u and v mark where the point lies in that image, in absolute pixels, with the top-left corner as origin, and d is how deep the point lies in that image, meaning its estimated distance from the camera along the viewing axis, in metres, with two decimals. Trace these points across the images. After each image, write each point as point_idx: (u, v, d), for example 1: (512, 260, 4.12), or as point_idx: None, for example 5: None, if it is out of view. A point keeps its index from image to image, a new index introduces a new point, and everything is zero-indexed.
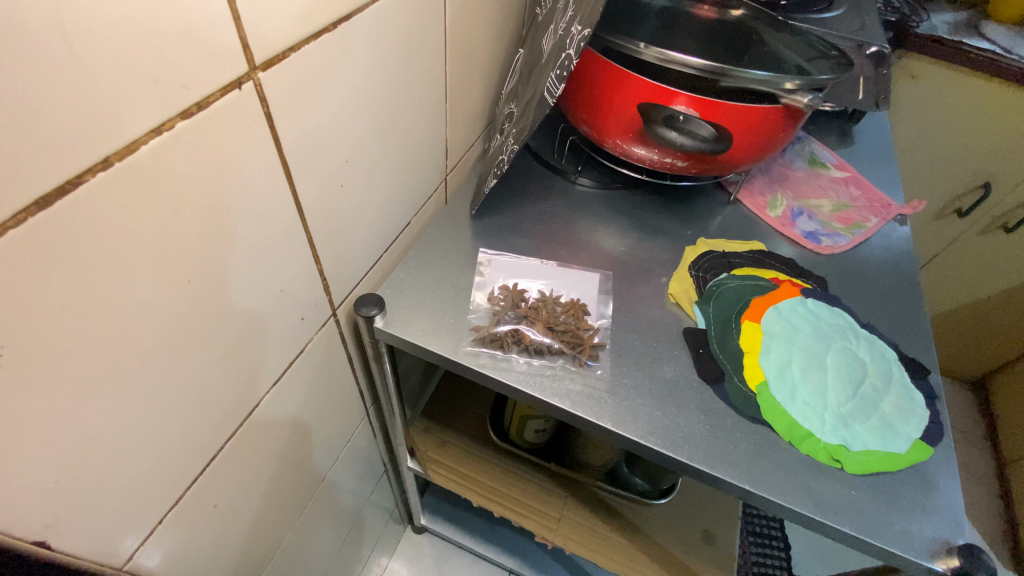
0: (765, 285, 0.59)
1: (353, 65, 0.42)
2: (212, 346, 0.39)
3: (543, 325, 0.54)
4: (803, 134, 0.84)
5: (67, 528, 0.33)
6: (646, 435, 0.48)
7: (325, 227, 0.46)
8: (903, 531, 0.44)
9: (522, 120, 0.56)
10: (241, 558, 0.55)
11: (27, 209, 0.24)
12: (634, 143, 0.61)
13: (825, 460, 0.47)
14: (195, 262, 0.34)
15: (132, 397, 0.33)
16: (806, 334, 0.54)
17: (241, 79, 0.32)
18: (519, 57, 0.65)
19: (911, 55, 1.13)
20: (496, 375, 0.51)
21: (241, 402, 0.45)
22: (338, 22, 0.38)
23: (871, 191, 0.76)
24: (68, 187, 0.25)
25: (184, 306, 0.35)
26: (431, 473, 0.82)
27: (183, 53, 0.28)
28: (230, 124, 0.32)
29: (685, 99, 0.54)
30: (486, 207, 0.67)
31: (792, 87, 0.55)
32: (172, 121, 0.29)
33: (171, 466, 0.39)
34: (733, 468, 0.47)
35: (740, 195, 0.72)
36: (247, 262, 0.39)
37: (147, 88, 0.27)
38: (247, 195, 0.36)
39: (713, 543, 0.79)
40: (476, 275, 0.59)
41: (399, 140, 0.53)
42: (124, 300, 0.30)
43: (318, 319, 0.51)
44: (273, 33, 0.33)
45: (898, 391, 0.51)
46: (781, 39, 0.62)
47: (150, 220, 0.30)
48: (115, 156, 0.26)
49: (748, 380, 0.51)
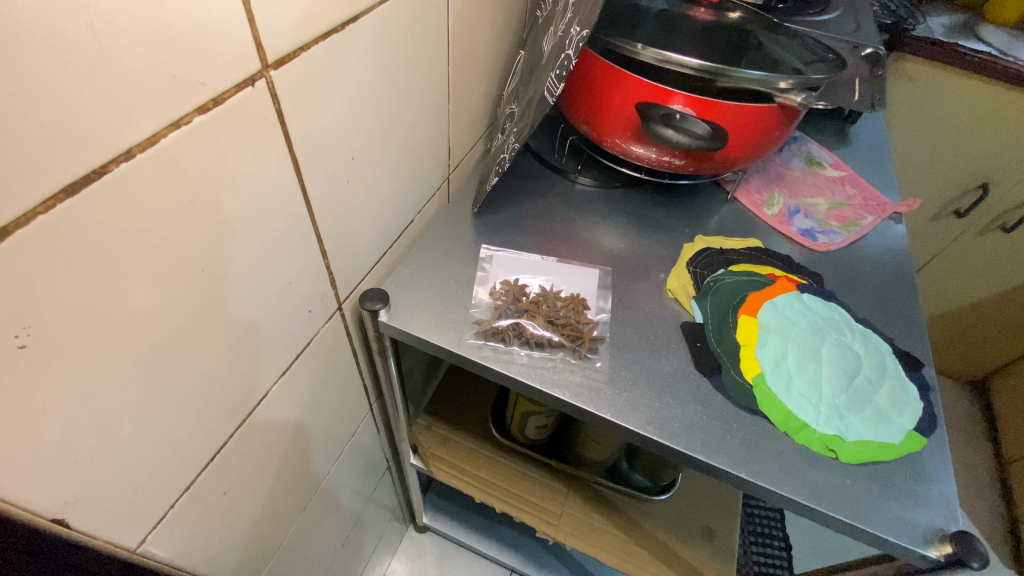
0: (761, 281, 0.60)
1: (359, 63, 0.43)
2: (222, 335, 0.40)
3: (543, 319, 0.55)
4: (799, 134, 0.86)
5: (84, 508, 0.34)
6: (644, 425, 0.49)
7: (331, 222, 0.48)
8: (896, 518, 0.45)
9: (523, 119, 0.58)
10: (248, 546, 0.56)
11: (56, 195, 0.25)
12: (632, 142, 0.62)
13: (819, 450, 0.48)
14: (207, 252, 0.35)
15: (147, 381, 0.35)
16: (801, 328, 0.55)
17: (255, 78, 0.33)
18: (520, 58, 0.66)
19: (906, 56, 1.15)
20: (498, 367, 0.52)
21: (250, 391, 0.46)
22: (345, 24, 0.40)
23: (867, 190, 0.77)
24: (94, 176, 0.26)
25: (197, 294, 0.36)
26: (433, 470, 0.83)
27: (201, 52, 0.29)
28: (242, 120, 0.34)
29: (681, 98, 0.55)
30: (489, 205, 0.69)
31: (786, 86, 0.56)
32: (190, 115, 0.30)
33: (182, 451, 0.40)
34: (729, 457, 0.48)
35: (737, 194, 0.74)
36: (256, 256, 0.40)
37: (166, 83, 0.28)
38: (256, 190, 0.38)
39: (713, 539, 0.80)
40: (478, 271, 0.61)
41: (404, 138, 0.54)
42: (139, 287, 0.32)
43: (324, 312, 0.52)
44: (285, 33, 0.34)
45: (891, 384, 0.52)
46: (777, 41, 0.63)
47: (166, 210, 0.31)
48: (137, 148, 0.28)
49: (743, 372, 0.52)
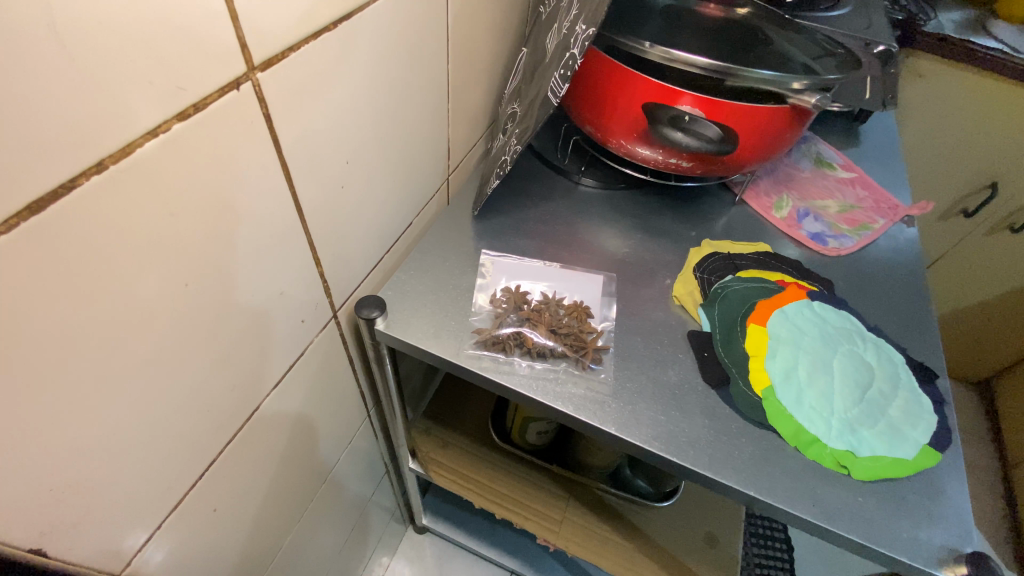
0: (771, 288, 0.58)
1: (353, 63, 0.41)
2: (212, 350, 0.38)
3: (545, 328, 0.53)
4: (809, 134, 0.84)
5: (62, 536, 0.32)
6: (649, 440, 0.48)
7: (325, 229, 0.46)
8: (911, 539, 0.44)
9: (525, 120, 0.56)
10: (241, 560, 0.54)
11: (19, 213, 0.23)
12: (639, 143, 0.60)
13: (831, 466, 0.47)
14: (193, 266, 0.33)
15: (130, 402, 0.33)
16: (812, 338, 0.53)
17: (240, 80, 0.31)
18: (522, 56, 0.64)
19: (917, 54, 1.13)
20: (498, 378, 0.51)
21: (241, 405, 0.44)
22: (339, 22, 0.37)
23: (878, 192, 0.75)
24: (61, 191, 0.24)
25: (183, 310, 0.34)
26: (432, 474, 0.82)
27: (179, 52, 0.27)
28: (228, 125, 0.32)
29: (690, 99, 0.53)
30: (489, 207, 0.67)
31: (799, 86, 0.54)
32: (168, 122, 0.28)
33: (167, 471, 0.39)
34: (738, 474, 0.46)
35: (746, 196, 0.72)
36: (247, 267, 0.38)
37: (143, 89, 0.26)
38: (245, 199, 0.36)
39: (716, 546, 0.78)
40: (478, 277, 0.59)
41: (400, 139, 0.52)
42: (117, 308, 0.30)
43: (318, 321, 0.50)
44: (273, 32, 0.32)
45: (904, 396, 0.51)
46: (789, 38, 0.61)
47: (147, 226, 0.29)
48: (109, 160, 0.26)
49: (752, 385, 0.51)
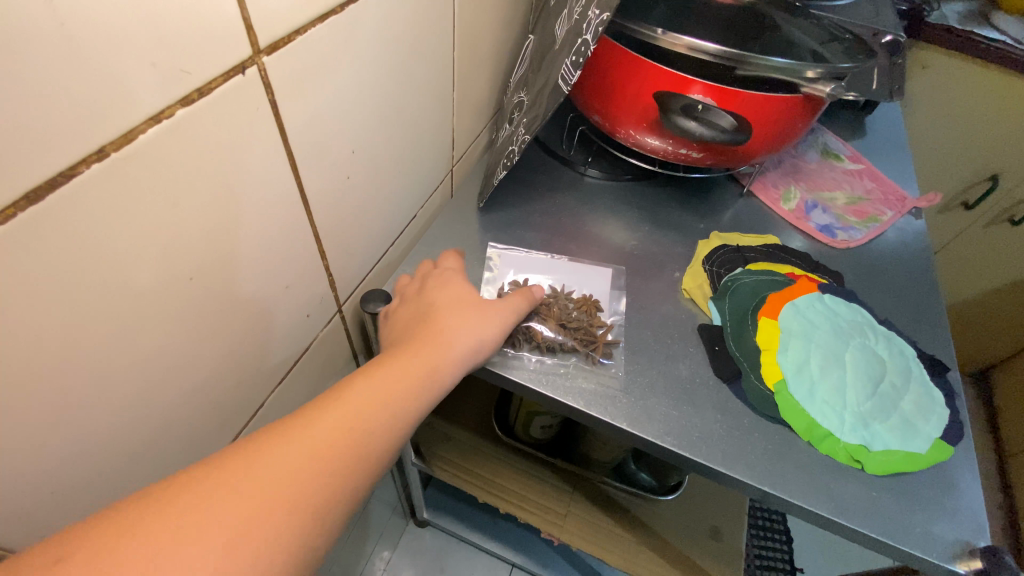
0: (781, 281, 0.58)
1: (359, 47, 0.39)
2: (216, 344, 0.37)
3: (554, 322, 0.52)
4: (816, 124, 0.83)
5: None
6: (661, 435, 0.47)
7: (330, 220, 0.45)
8: (925, 533, 0.43)
9: (534, 109, 0.54)
10: None
11: (17, 203, 0.22)
12: (647, 133, 0.59)
13: (845, 461, 0.46)
14: (197, 258, 0.32)
15: (132, 398, 0.32)
16: (825, 331, 0.53)
17: (245, 64, 0.30)
18: (528, 43, 0.62)
19: (922, 45, 1.11)
20: (507, 373, 0.50)
21: (245, 399, 0.43)
22: (345, 4, 0.36)
23: (885, 183, 0.74)
24: (61, 179, 0.23)
25: (187, 303, 0.33)
26: (435, 469, 0.82)
27: (183, 32, 0.26)
28: (233, 111, 0.30)
29: (701, 86, 0.52)
30: (494, 199, 0.65)
31: (813, 75, 0.53)
32: (171, 108, 0.27)
33: (170, 468, 0.38)
34: (751, 469, 0.45)
35: (753, 188, 0.71)
36: (252, 260, 0.37)
37: (145, 72, 0.25)
38: (249, 188, 0.34)
39: (720, 539, 0.77)
40: (485, 270, 0.58)
41: (405, 127, 0.51)
42: (119, 302, 0.28)
43: (323, 314, 0.49)
44: (278, 14, 0.31)
45: (917, 390, 0.50)
46: (797, 25, 0.59)
47: (149, 216, 0.28)
48: (111, 146, 0.25)
49: (764, 379, 0.50)
